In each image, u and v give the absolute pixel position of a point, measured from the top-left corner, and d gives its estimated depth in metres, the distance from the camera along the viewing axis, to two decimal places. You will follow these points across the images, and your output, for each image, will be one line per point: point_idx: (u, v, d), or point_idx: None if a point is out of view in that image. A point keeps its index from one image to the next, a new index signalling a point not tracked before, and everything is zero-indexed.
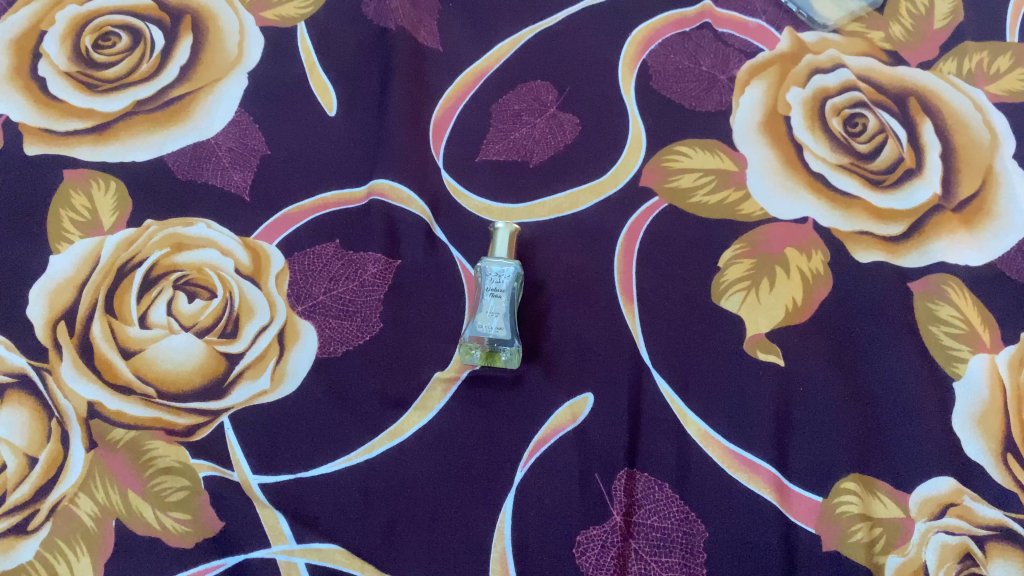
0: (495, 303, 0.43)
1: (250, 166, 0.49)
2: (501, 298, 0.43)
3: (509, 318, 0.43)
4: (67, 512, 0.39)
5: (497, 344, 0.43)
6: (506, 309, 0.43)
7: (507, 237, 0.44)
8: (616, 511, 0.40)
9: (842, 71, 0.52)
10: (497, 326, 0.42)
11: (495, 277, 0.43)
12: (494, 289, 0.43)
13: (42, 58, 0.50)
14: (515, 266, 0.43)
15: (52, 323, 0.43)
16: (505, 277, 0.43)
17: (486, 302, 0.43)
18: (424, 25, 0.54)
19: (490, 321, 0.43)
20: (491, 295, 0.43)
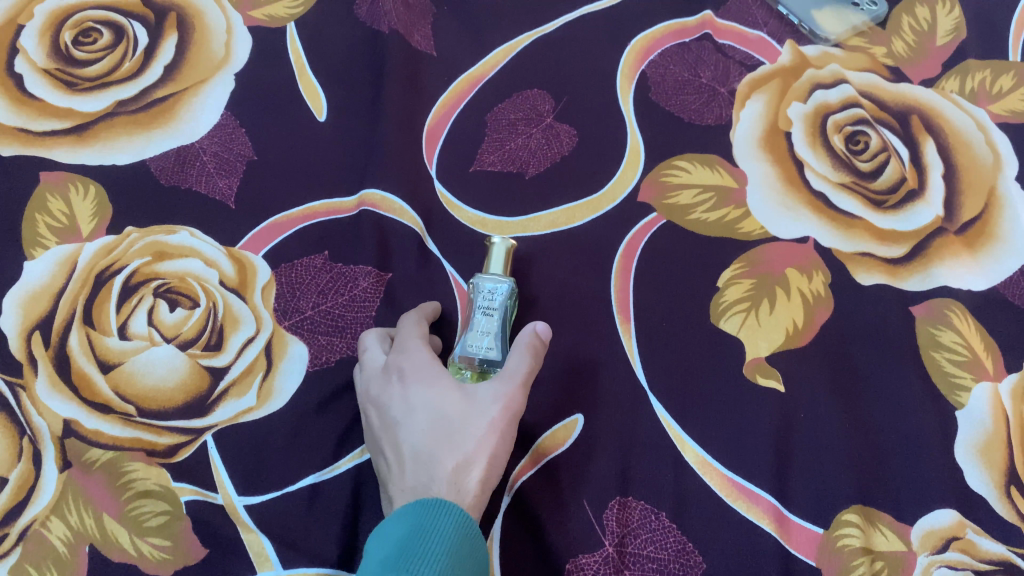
0: (488, 322, 0.41)
1: (237, 171, 0.47)
2: (494, 317, 0.41)
3: (502, 338, 0.41)
4: (38, 536, 0.36)
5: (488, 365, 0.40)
6: (498, 328, 0.41)
7: (503, 254, 0.42)
8: (609, 542, 0.38)
9: (844, 86, 0.51)
10: (489, 346, 0.40)
11: (488, 294, 0.41)
12: (486, 307, 0.41)
13: (19, 54, 0.48)
14: (509, 282, 0.41)
15: (26, 334, 0.40)
16: (498, 295, 0.41)
17: (479, 320, 0.41)
18: (418, 29, 0.53)
19: (482, 340, 0.40)
20: (482, 313, 0.41)
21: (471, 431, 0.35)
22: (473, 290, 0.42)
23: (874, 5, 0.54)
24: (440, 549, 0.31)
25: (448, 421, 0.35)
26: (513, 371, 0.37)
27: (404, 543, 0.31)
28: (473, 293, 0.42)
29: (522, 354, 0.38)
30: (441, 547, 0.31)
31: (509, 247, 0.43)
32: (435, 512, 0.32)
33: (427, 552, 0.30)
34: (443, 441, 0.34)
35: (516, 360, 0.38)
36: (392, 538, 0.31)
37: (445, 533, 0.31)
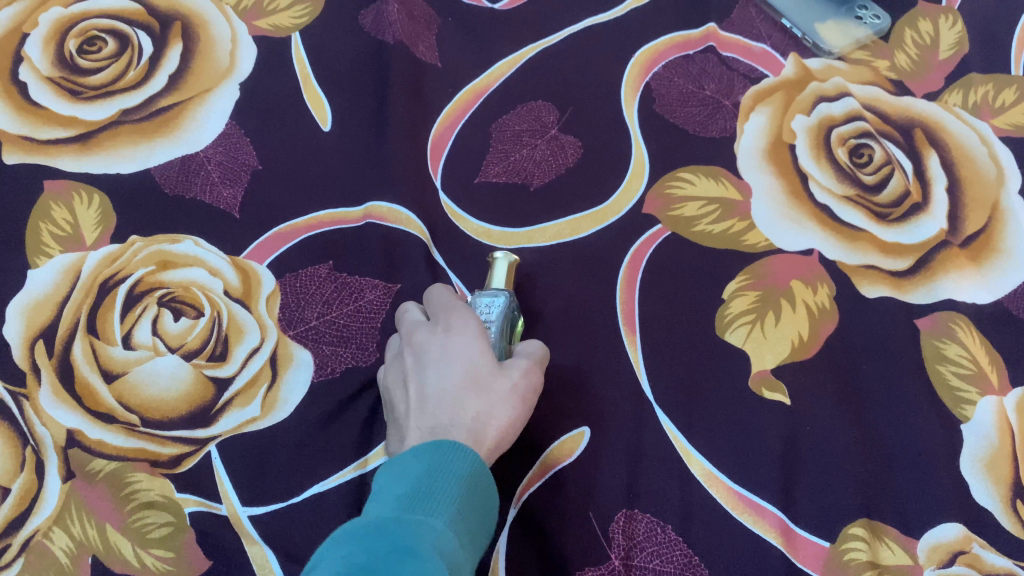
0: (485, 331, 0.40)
1: (242, 180, 0.47)
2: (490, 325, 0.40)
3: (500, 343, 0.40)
4: (40, 548, 0.36)
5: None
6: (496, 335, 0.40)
7: (504, 268, 0.42)
8: (615, 555, 0.38)
9: (848, 99, 0.51)
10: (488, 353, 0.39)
11: (484, 306, 0.41)
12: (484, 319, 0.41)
13: (24, 62, 0.49)
14: (504, 295, 0.41)
15: (30, 343, 0.40)
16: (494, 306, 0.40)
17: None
18: (423, 40, 0.53)
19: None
20: None
21: (500, 399, 0.35)
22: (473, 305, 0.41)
23: (877, 19, 0.54)
24: (456, 492, 0.31)
25: (477, 384, 0.35)
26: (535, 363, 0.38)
27: (420, 483, 0.30)
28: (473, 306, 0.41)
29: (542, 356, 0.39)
30: (456, 489, 0.31)
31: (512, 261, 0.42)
32: (450, 453, 0.32)
33: (445, 492, 0.30)
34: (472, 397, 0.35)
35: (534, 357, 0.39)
36: (408, 474, 0.31)
37: (460, 475, 0.31)
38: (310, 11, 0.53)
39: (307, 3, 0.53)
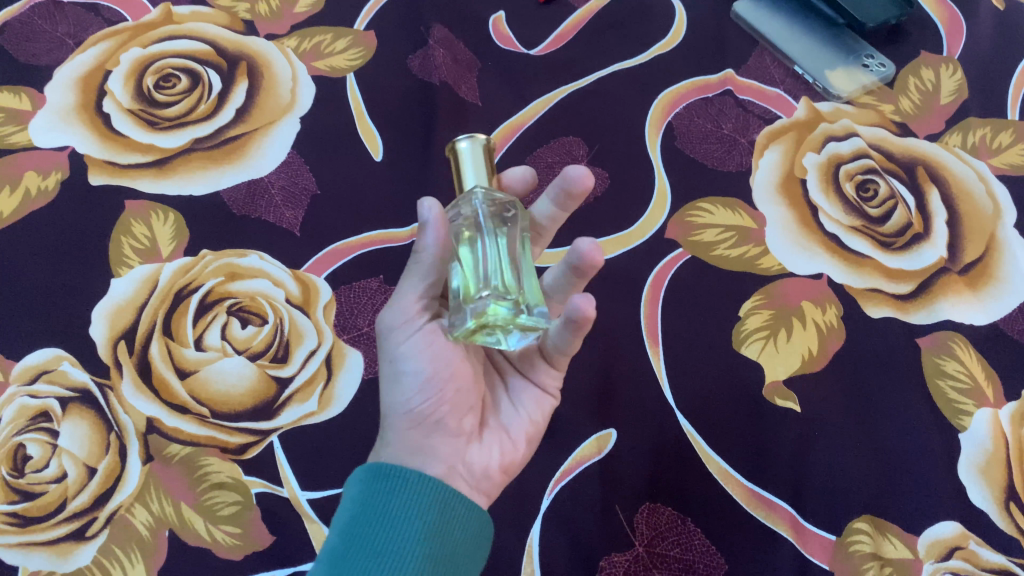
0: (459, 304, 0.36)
1: (302, 203, 0.52)
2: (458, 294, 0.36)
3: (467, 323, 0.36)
4: (123, 521, 0.40)
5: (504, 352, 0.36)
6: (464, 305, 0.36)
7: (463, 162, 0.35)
8: (638, 542, 0.42)
9: (855, 139, 0.56)
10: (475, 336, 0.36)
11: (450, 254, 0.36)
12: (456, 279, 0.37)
13: (107, 96, 0.54)
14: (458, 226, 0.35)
15: (113, 342, 0.45)
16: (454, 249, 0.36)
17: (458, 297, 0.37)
18: (465, 82, 0.58)
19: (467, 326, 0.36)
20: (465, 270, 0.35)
21: (398, 392, 0.37)
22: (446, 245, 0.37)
23: (882, 67, 0.59)
24: (381, 532, 0.33)
25: (386, 384, 0.38)
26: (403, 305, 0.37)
27: (351, 525, 0.33)
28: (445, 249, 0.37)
29: (415, 284, 0.37)
30: (383, 530, 0.33)
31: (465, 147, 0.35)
32: (384, 486, 0.34)
33: (367, 537, 0.33)
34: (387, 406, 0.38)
35: (415, 285, 0.37)
36: (345, 510, 0.34)
37: (390, 516, 0.33)
38: (363, 55, 0.59)
39: (361, 47, 0.59)
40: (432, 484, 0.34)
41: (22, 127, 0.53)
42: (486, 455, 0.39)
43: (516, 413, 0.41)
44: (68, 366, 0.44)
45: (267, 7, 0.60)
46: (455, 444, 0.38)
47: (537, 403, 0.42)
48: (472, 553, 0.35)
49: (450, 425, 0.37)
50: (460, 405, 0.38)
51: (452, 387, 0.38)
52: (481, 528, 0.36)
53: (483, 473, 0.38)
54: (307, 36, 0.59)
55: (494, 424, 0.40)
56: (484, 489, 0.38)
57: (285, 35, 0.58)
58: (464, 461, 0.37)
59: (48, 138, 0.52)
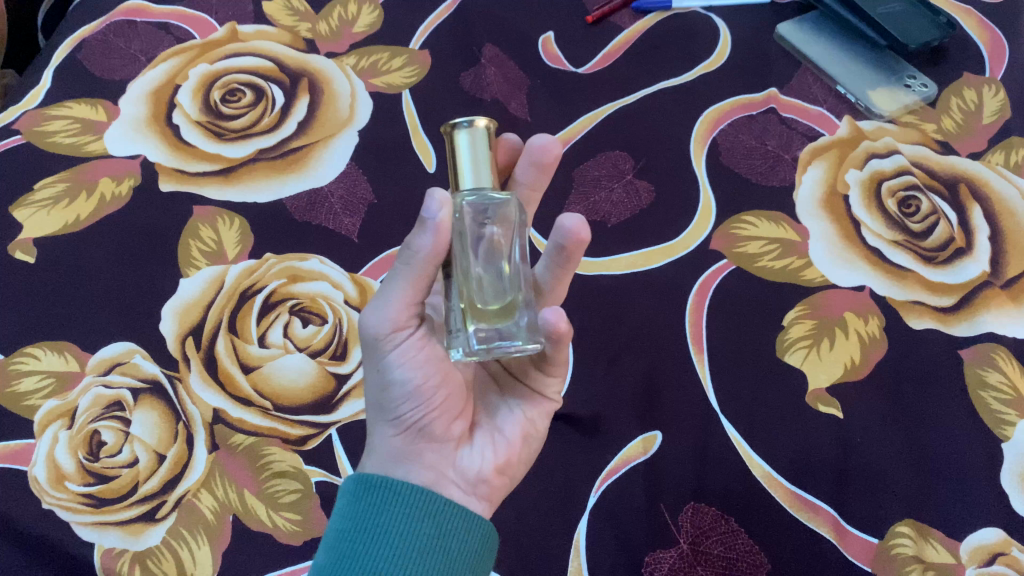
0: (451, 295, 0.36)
1: (360, 212, 0.54)
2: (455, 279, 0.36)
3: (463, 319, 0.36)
4: (190, 505, 0.42)
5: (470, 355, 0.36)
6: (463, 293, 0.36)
7: (471, 145, 0.34)
8: (682, 540, 0.43)
9: (897, 157, 0.57)
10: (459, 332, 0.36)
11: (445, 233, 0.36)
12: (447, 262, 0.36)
13: (177, 109, 0.57)
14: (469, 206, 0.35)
15: (182, 338, 0.47)
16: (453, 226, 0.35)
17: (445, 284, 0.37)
18: (515, 98, 0.61)
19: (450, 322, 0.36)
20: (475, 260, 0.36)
21: (385, 398, 0.37)
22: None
23: (924, 87, 0.60)
24: (373, 547, 0.33)
25: (371, 385, 0.38)
26: (388, 313, 0.35)
27: (342, 540, 0.34)
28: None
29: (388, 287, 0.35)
30: (375, 546, 0.33)
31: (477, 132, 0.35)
32: (374, 500, 0.35)
33: (358, 553, 0.33)
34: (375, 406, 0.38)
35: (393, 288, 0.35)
36: (335, 522, 0.35)
37: (381, 532, 0.34)
38: (418, 72, 0.61)
39: (416, 64, 0.61)
40: (422, 499, 0.35)
41: (97, 137, 0.56)
42: (479, 459, 0.39)
43: (509, 413, 0.42)
44: (140, 359, 0.47)
45: (327, 27, 0.63)
46: (443, 448, 0.38)
47: (535, 405, 0.43)
48: (470, 563, 0.35)
49: (437, 431, 0.38)
50: (450, 410, 0.38)
51: (440, 392, 0.37)
52: (481, 538, 0.36)
53: (478, 478, 0.38)
54: (365, 55, 0.61)
55: (488, 426, 0.41)
56: (482, 494, 0.39)
57: (344, 53, 0.61)
58: (455, 467, 0.38)
59: (121, 147, 0.55)
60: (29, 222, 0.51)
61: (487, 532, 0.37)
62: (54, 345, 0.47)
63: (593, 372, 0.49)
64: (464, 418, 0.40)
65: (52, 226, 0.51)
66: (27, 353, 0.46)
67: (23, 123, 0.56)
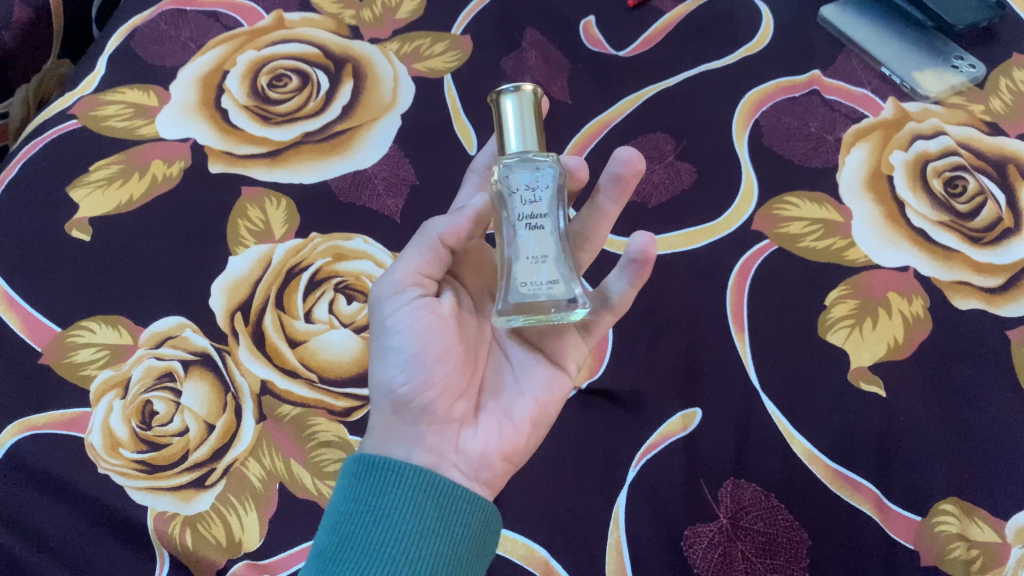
0: (540, 246, 0.39)
1: (402, 192, 0.55)
2: (543, 232, 0.39)
3: (562, 266, 0.39)
4: (238, 473, 0.44)
5: (566, 305, 0.38)
6: (554, 246, 0.39)
7: (526, 107, 0.37)
8: (722, 514, 0.43)
9: (943, 137, 0.56)
10: (549, 282, 0.38)
11: (528, 189, 0.38)
12: (528, 216, 0.39)
13: (225, 93, 0.58)
14: (555, 166, 0.39)
15: (230, 312, 0.49)
16: (542, 182, 0.39)
17: (524, 238, 0.39)
18: (556, 81, 0.61)
19: (535, 273, 0.38)
20: (529, 230, 0.39)
21: (386, 372, 0.37)
22: (503, 186, 0.39)
23: (972, 68, 0.59)
24: (373, 530, 0.34)
25: (375, 358, 0.38)
26: (395, 277, 0.37)
27: (343, 520, 0.34)
28: (507, 190, 0.38)
29: (415, 257, 0.37)
30: (375, 529, 0.34)
31: (532, 96, 0.38)
32: (376, 482, 0.35)
33: (359, 537, 0.34)
34: (377, 381, 0.38)
35: (420, 256, 0.37)
36: (337, 504, 0.35)
37: (382, 515, 0.34)
38: (459, 57, 0.62)
39: (457, 49, 0.62)
40: (424, 482, 0.35)
41: (149, 121, 0.57)
42: (481, 442, 0.38)
43: (521, 396, 0.40)
44: (190, 332, 0.48)
45: (371, 14, 0.63)
46: (442, 430, 0.37)
47: (550, 386, 0.41)
48: (473, 547, 0.35)
49: (437, 411, 0.37)
50: (452, 392, 0.38)
51: (442, 367, 0.37)
52: (484, 521, 0.36)
53: (480, 461, 0.38)
54: (407, 40, 0.62)
55: (496, 406, 0.40)
56: (478, 479, 0.38)
57: (387, 39, 0.62)
58: (454, 450, 0.38)
59: (172, 130, 0.56)
60: (84, 202, 0.53)
61: (489, 515, 0.37)
62: (108, 319, 0.48)
63: (633, 350, 0.49)
64: (468, 397, 0.39)
65: (105, 206, 0.53)
66: (83, 326, 0.48)
67: (78, 108, 0.57)
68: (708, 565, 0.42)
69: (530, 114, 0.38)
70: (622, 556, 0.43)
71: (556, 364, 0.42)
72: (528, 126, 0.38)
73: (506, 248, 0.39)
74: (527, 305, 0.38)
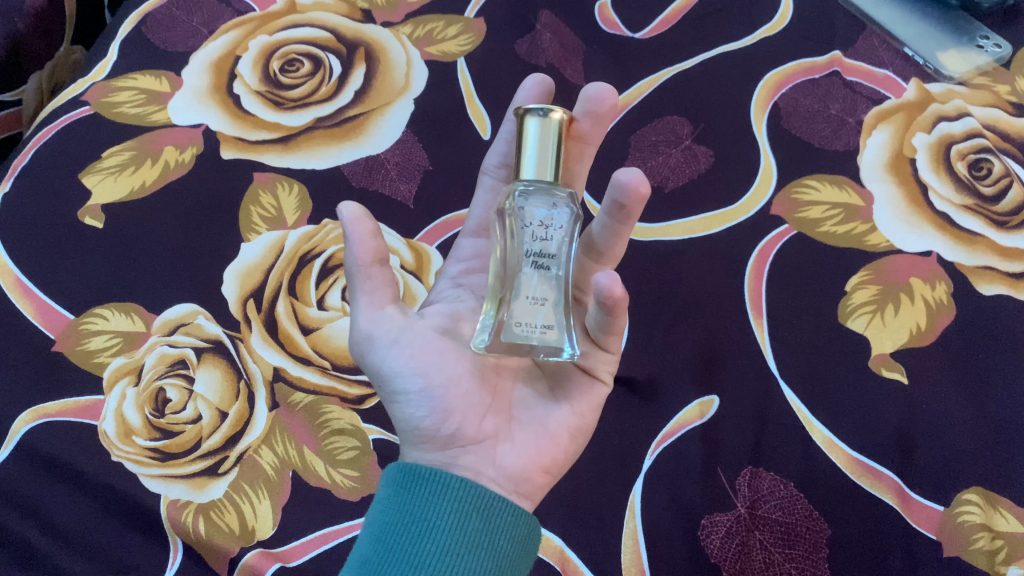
0: (541, 288, 0.36)
1: (416, 178, 0.54)
2: (549, 272, 0.37)
3: (559, 313, 0.37)
4: (251, 461, 0.44)
5: (553, 352, 0.36)
6: (556, 290, 0.37)
7: (548, 134, 0.35)
8: (740, 503, 0.42)
9: (967, 119, 0.55)
10: (544, 327, 0.36)
11: (541, 225, 0.36)
12: (537, 254, 0.36)
13: (237, 79, 0.57)
14: (570, 206, 0.37)
15: (243, 299, 0.49)
16: (556, 222, 0.37)
17: (528, 276, 0.36)
18: (571, 65, 0.60)
19: (528, 313, 0.36)
20: (534, 268, 0.36)
21: (400, 410, 0.35)
22: (516, 218, 0.36)
23: (998, 48, 0.58)
24: (419, 542, 0.32)
25: (386, 399, 0.36)
26: (359, 322, 0.34)
27: (387, 530, 0.33)
28: (519, 222, 0.36)
29: (364, 297, 0.33)
30: (421, 541, 0.32)
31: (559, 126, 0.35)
32: (421, 492, 0.33)
33: (405, 547, 0.32)
34: (395, 417, 0.36)
35: (366, 294, 0.33)
36: (379, 514, 0.34)
37: (429, 526, 0.33)
38: (473, 40, 0.61)
39: (471, 32, 0.61)
40: (470, 494, 0.33)
41: (161, 107, 0.56)
42: (520, 454, 0.36)
43: (552, 406, 0.38)
44: (203, 320, 0.48)
45: None
46: (477, 450, 0.35)
47: (586, 397, 0.39)
48: (516, 562, 0.34)
49: (466, 433, 0.35)
50: (477, 409, 0.35)
51: (456, 390, 0.35)
52: (525, 534, 0.35)
53: (520, 475, 0.36)
54: (420, 23, 0.61)
55: (527, 417, 0.37)
56: (521, 492, 0.36)
57: (400, 23, 0.61)
58: (493, 466, 0.35)
59: (185, 117, 0.56)
60: (97, 189, 0.52)
61: (530, 529, 0.35)
62: (121, 306, 0.48)
63: (650, 336, 0.48)
64: (499, 411, 0.37)
65: (118, 192, 0.52)
66: (97, 314, 0.48)
67: (90, 95, 0.57)
68: (726, 555, 0.41)
69: (553, 141, 0.35)
70: (637, 545, 0.42)
71: (588, 375, 0.40)
72: (547, 156, 0.35)
73: (507, 283, 0.37)
74: (516, 346, 0.35)
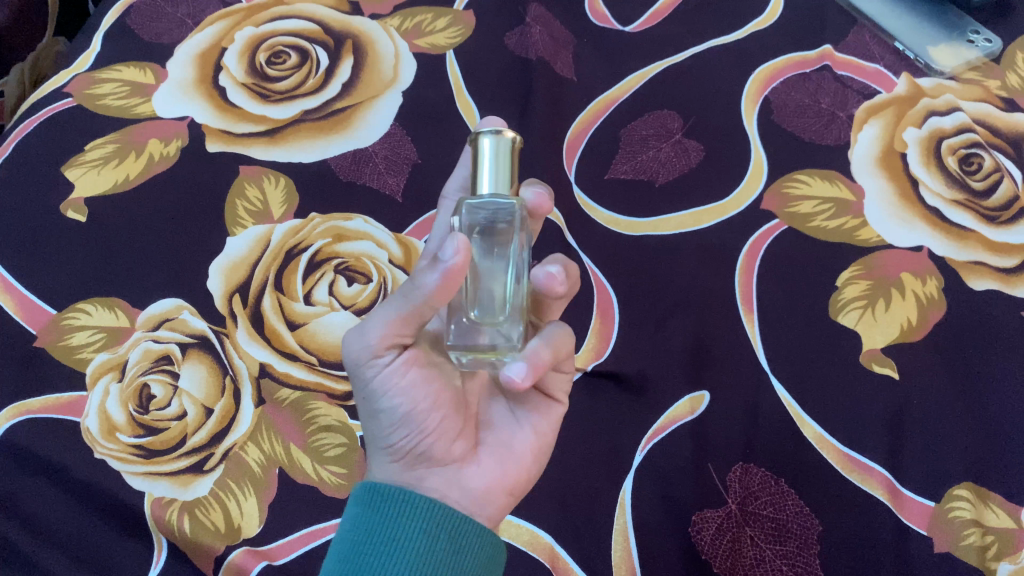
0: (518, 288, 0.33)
1: (404, 171, 0.54)
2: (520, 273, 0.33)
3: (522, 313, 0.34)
4: (237, 458, 0.43)
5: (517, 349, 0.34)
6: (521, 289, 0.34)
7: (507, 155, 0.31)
8: (731, 500, 0.42)
9: (958, 114, 0.55)
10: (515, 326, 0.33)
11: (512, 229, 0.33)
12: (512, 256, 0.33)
13: (223, 71, 0.56)
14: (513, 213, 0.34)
15: (228, 295, 0.48)
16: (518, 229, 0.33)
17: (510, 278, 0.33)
18: (561, 58, 0.60)
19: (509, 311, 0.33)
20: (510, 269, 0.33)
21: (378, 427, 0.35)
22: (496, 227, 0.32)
23: (988, 42, 0.58)
24: (386, 563, 0.31)
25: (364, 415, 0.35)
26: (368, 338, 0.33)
27: (354, 551, 0.32)
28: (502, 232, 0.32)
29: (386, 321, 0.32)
30: (389, 561, 0.32)
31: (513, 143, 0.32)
32: (390, 512, 0.33)
33: (372, 568, 0.31)
34: (368, 432, 0.36)
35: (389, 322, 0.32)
36: (345, 533, 0.33)
37: (397, 546, 0.32)
38: (462, 32, 0.60)
39: (460, 25, 0.60)
40: (438, 515, 0.33)
41: (145, 99, 0.55)
42: (486, 477, 0.36)
43: (520, 429, 0.38)
44: (187, 315, 0.47)
45: None
46: (445, 472, 0.35)
47: (545, 417, 0.39)
48: None
49: (438, 454, 0.35)
50: (450, 431, 0.35)
51: (435, 415, 0.34)
52: (489, 556, 0.34)
53: (486, 497, 0.35)
54: (409, 15, 0.60)
55: (493, 439, 0.37)
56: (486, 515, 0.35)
57: (388, 14, 0.60)
58: (460, 488, 0.35)
59: (169, 108, 0.55)
60: (80, 182, 0.52)
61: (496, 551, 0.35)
62: (104, 300, 0.48)
63: (640, 331, 0.48)
64: (468, 434, 0.36)
65: (103, 185, 0.52)
66: (79, 309, 0.47)
67: (73, 86, 0.56)
68: (716, 551, 0.41)
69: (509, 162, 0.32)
70: (628, 542, 0.42)
71: (544, 396, 0.39)
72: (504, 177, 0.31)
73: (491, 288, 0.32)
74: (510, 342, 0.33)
